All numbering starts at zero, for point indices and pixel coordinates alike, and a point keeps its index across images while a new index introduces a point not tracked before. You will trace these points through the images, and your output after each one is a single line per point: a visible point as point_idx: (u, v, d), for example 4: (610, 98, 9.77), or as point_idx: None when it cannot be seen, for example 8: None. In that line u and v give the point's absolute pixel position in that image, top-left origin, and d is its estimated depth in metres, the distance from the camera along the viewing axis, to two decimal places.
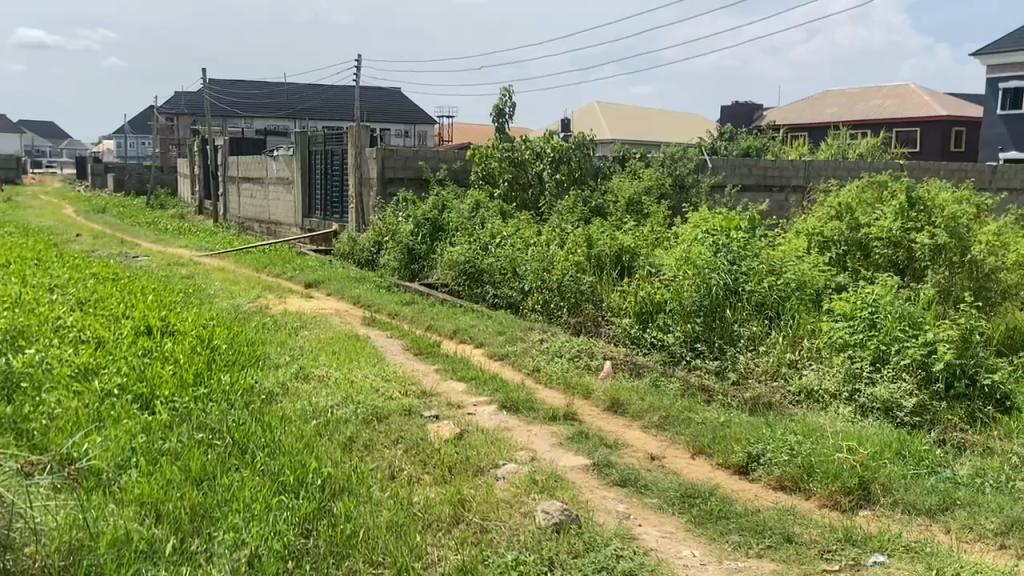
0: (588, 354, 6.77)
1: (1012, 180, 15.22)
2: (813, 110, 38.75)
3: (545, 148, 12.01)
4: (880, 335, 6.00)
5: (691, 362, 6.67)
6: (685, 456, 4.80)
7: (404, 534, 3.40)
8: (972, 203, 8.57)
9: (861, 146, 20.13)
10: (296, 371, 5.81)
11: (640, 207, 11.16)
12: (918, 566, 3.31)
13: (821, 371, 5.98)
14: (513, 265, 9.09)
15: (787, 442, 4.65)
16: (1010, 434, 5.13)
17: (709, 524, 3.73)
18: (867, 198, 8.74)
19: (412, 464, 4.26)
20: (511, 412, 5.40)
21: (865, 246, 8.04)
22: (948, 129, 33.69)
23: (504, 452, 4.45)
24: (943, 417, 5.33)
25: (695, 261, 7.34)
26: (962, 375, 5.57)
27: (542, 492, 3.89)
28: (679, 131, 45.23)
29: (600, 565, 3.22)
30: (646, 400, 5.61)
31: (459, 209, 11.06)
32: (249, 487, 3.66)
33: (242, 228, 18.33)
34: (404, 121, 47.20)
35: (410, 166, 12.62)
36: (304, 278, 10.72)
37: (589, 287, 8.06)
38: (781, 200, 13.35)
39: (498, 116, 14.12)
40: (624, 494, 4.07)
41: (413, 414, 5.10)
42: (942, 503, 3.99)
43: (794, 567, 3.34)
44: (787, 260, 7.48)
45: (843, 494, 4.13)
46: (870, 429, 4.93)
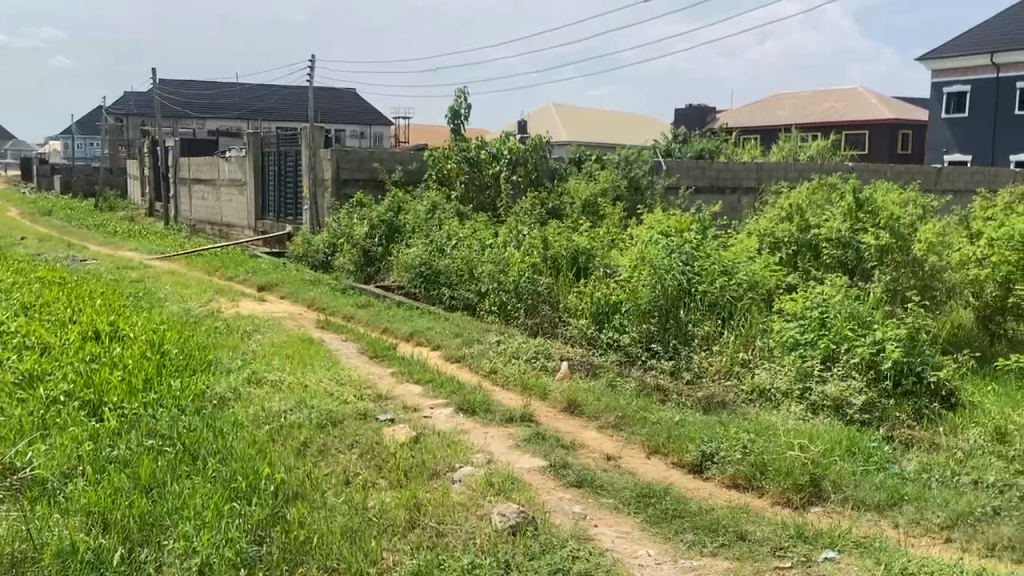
0: (546, 354, 6.79)
1: (956, 181, 15.61)
2: (765, 113, 39.35)
3: (501, 149, 11.99)
4: (830, 334, 6.10)
5: (646, 362, 6.73)
6: (640, 455, 4.83)
7: (359, 539, 3.36)
8: (918, 204, 8.75)
9: (812, 148, 20.53)
10: (248, 376, 5.71)
11: (596, 209, 11.24)
12: (866, 561, 3.36)
13: (772, 371, 6.08)
14: (470, 267, 9.07)
15: (741, 441, 4.70)
16: (955, 429, 5.25)
17: (664, 523, 3.76)
18: (817, 199, 8.89)
19: (367, 468, 4.22)
20: (468, 414, 5.39)
21: (815, 247, 8.18)
22: (896, 131, 34.46)
23: (460, 455, 4.44)
24: (892, 413, 5.43)
25: (650, 262, 7.42)
26: (909, 373, 5.66)
27: (498, 495, 3.89)
28: (634, 133, 45.53)
29: (555, 567, 3.21)
30: (602, 400, 5.64)
31: (416, 210, 11.01)
32: (200, 494, 3.60)
33: (194, 230, 18.02)
34: (359, 122, 46.90)
35: (365, 167, 12.51)
36: (258, 281, 10.59)
37: (545, 288, 8.10)
38: (733, 201, 13.49)
39: (454, 118, 14.09)
40: (580, 495, 4.09)
41: (368, 418, 5.07)
42: (891, 498, 4.07)
43: (747, 565, 3.38)
44: (739, 261, 7.57)
45: (795, 491, 4.19)
46: (821, 427, 5.01)
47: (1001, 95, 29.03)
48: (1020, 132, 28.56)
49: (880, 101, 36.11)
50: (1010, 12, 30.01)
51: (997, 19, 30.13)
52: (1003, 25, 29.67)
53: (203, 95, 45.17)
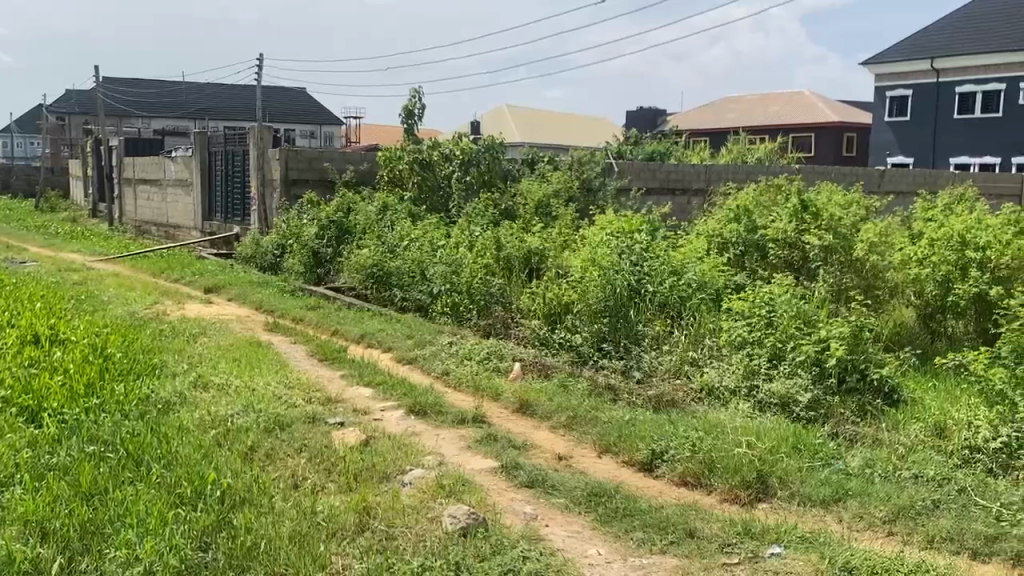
0: (498, 355, 6.79)
1: (898, 183, 15.98)
2: (715, 116, 39.94)
3: (453, 150, 11.95)
4: (776, 332, 6.19)
5: (598, 362, 6.78)
6: (591, 455, 4.86)
7: (307, 544, 3.32)
8: (861, 205, 8.95)
9: (760, 151, 20.87)
10: (194, 380, 5.61)
11: (548, 210, 11.30)
12: (811, 556, 3.42)
13: (721, 369, 6.18)
14: (422, 268, 9.02)
15: (690, 439, 4.76)
16: (898, 425, 5.36)
17: (614, 522, 3.78)
18: (764, 200, 9.05)
19: (316, 472, 4.17)
20: (419, 416, 5.36)
21: (761, 247, 8.35)
22: (841, 134, 35.21)
23: (412, 457, 4.41)
24: (836, 410, 5.52)
25: (601, 263, 7.47)
26: (853, 370, 5.77)
27: (449, 497, 3.87)
28: (586, 134, 45.77)
29: (506, 568, 3.21)
30: (554, 401, 5.65)
31: (366, 211, 10.93)
32: (144, 501, 3.51)
33: (139, 232, 17.66)
34: (309, 122, 46.39)
35: (314, 167, 12.37)
36: (204, 283, 10.40)
37: (498, 289, 8.10)
38: (683, 202, 13.63)
39: (407, 117, 14.02)
40: (531, 495, 4.10)
41: (317, 421, 5.01)
42: (835, 494, 4.15)
43: (695, 562, 3.41)
44: (688, 261, 7.64)
45: (743, 488, 4.25)
46: (767, 424, 5.09)
47: (941, 99, 29.87)
48: (960, 135, 29.35)
49: (825, 104, 36.86)
50: (950, 19, 30.88)
51: (937, 25, 30.97)
52: (943, 31, 30.51)
53: (148, 94, 44.29)
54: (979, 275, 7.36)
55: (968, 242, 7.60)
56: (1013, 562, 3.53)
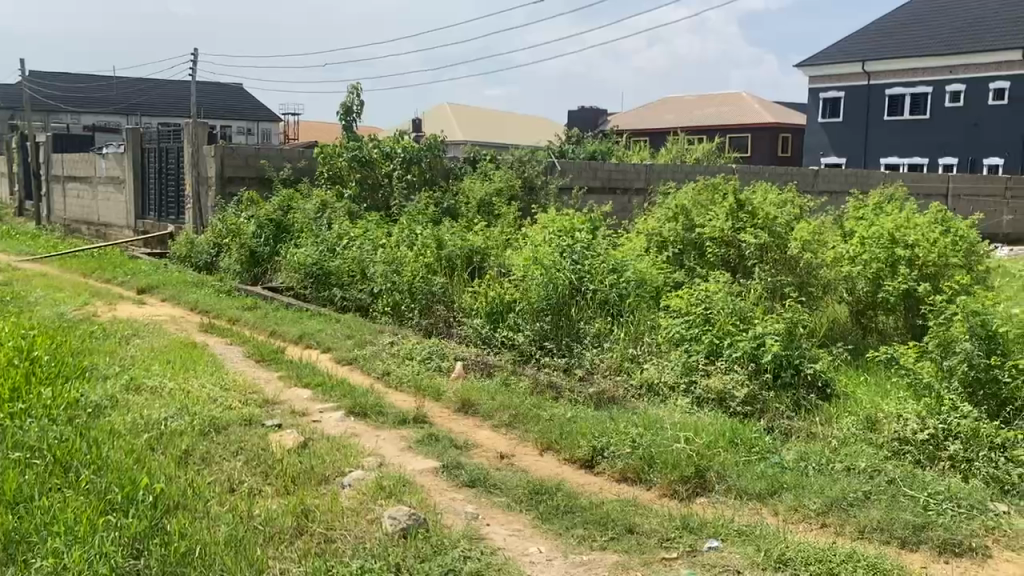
0: (440, 355, 6.76)
1: (831, 183, 16.39)
2: (654, 116, 40.43)
3: (394, 148, 11.92)
4: (713, 329, 6.28)
5: (540, 359, 6.80)
6: (533, 452, 4.87)
7: (244, 548, 3.26)
8: (795, 204, 9.14)
9: (698, 151, 21.20)
10: (126, 383, 5.44)
11: (490, 208, 11.34)
12: (747, 549, 3.48)
13: (660, 365, 6.27)
14: (361, 267, 8.93)
15: (629, 435, 4.80)
16: (831, 419, 5.50)
17: (555, 519, 3.79)
18: (702, 200, 9.19)
19: (252, 475, 4.09)
20: (359, 417, 5.31)
21: (699, 246, 8.49)
22: (776, 135, 35.96)
23: (351, 459, 4.36)
24: (772, 405, 5.64)
25: (542, 262, 7.51)
26: (788, 365, 5.88)
27: (389, 498, 3.84)
28: (528, 133, 45.88)
29: (447, 567, 3.19)
30: (495, 399, 5.64)
31: (305, 210, 10.77)
32: (72, 508, 3.40)
33: (68, 231, 17.13)
34: (246, 119, 45.60)
35: (251, 164, 12.15)
36: (136, 283, 10.14)
37: (439, 288, 8.07)
38: (624, 201, 13.68)
39: (346, 114, 13.88)
40: (472, 495, 4.08)
41: (253, 424, 4.92)
42: (771, 487, 4.23)
43: (635, 557, 3.45)
44: (628, 260, 7.70)
45: (681, 483, 4.32)
46: (705, 419, 5.17)
47: (872, 101, 30.75)
48: (890, 136, 30.21)
49: (761, 104, 37.61)
50: (880, 24, 31.82)
51: (867, 29, 31.88)
52: (873, 35, 31.42)
53: (78, 88, 43.04)
54: (908, 272, 7.59)
55: (897, 240, 7.82)
56: (939, 551, 3.65)
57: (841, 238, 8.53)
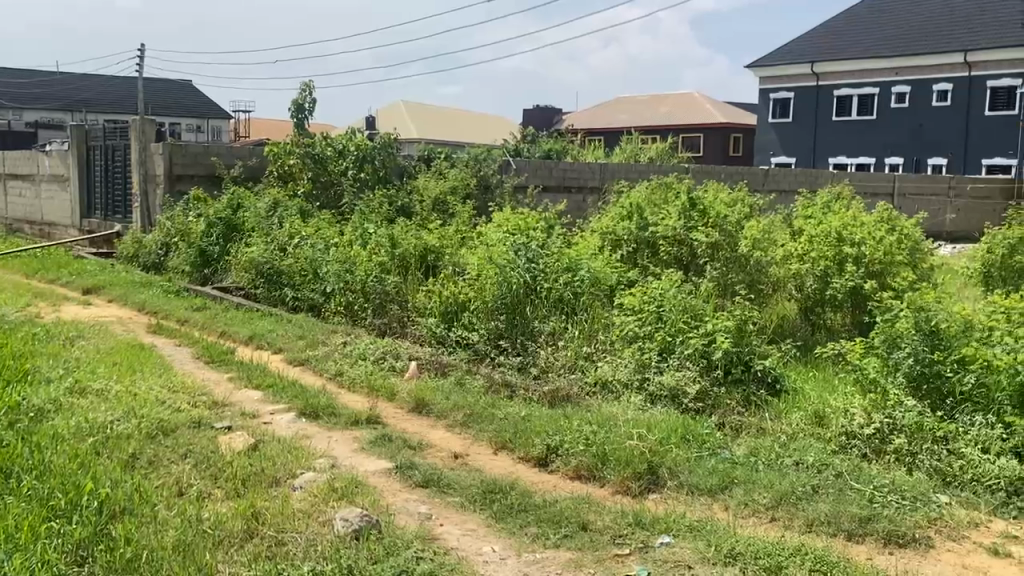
0: (393, 354, 6.71)
1: (781, 182, 16.66)
2: (608, 115, 40.69)
3: (347, 145, 11.86)
4: (665, 327, 6.34)
5: (495, 358, 6.80)
6: (487, 452, 4.87)
7: (193, 553, 3.20)
8: (746, 203, 9.27)
9: (652, 151, 21.41)
10: (70, 386, 5.31)
11: (445, 207, 11.31)
12: (698, 544, 3.52)
13: (613, 363, 6.31)
14: (313, 266, 8.84)
15: (583, 433, 4.82)
16: (780, 414, 5.59)
17: (510, 518, 3.80)
18: (655, 199, 9.28)
19: (202, 478, 4.03)
20: (311, 418, 5.25)
21: (652, 245, 8.57)
22: (727, 135, 36.44)
23: (302, 461, 4.31)
24: (723, 401, 5.72)
25: (496, 261, 7.51)
26: (738, 362, 5.98)
27: (341, 500, 3.80)
28: (483, 132, 45.86)
29: (399, 568, 3.18)
30: (450, 399, 5.63)
31: (256, 208, 10.64)
32: (13, 515, 3.31)
33: (10, 230, 16.67)
34: (196, 116, 44.80)
35: (200, 162, 11.95)
36: (82, 283, 9.92)
37: (393, 287, 8.02)
38: (579, 201, 13.68)
39: (297, 112, 13.74)
40: (426, 495, 4.07)
41: (203, 426, 4.85)
42: (722, 482, 4.29)
43: (588, 554, 3.46)
44: (582, 258, 7.75)
45: (634, 479, 4.35)
46: (658, 416, 5.22)
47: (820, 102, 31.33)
48: (838, 136, 30.79)
49: (713, 105, 38.06)
50: (827, 26, 32.46)
51: (815, 31, 32.49)
52: (820, 37, 32.04)
53: (20, 84, 41.89)
54: (854, 270, 7.76)
55: (844, 238, 7.98)
56: (883, 542, 3.73)
57: (791, 236, 8.68)
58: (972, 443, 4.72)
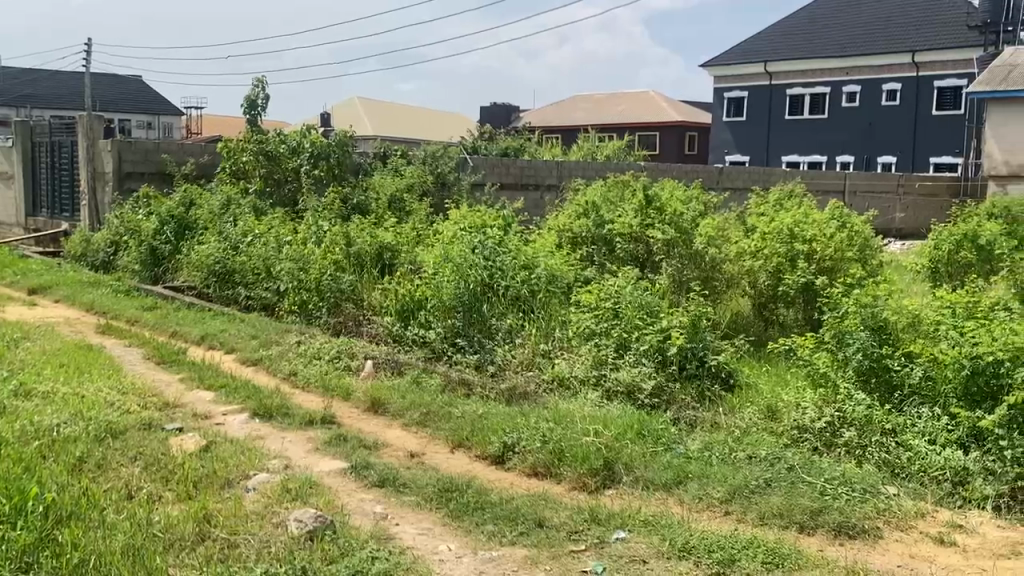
0: (349, 354, 6.66)
1: (735, 180, 16.86)
2: (565, 113, 40.80)
3: (301, 142, 11.65)
4: (621, 323, 6.39)
5: (452, 356, 6.79)
6: (444, 450, 4.86)
7: (142, 557, 3.14)
8: (700, 201, 9.36)
9: (608, 148, 21.53)
10: (13, 389, 5.17)
11: (401, 205, 11.24)
12: (653, 539, 3.55)
13: (570, 360, 6.33)
14: (267, 264, 8.73)
15: (540, 430, 4.83)
16: (733, 409, 5.67)
17: (466, 516, 3.79)
18: (611, 197, 9.34)
19: (151, 481, 3.95)
20: (264, 418, 5.19)
21: (609, 242, 8.63)
22: (683, 133, 36.81)
23: (255, 461, 4.26)
24: (678, 397, 5.77)
25: (453, 258, 7.48)
26: (692, 358, 6.06)
27: (295, 501, 3.76)
28: (440, 128, 45.71)
29: (354, 568, 3.15)
30: (406, 398, 5.61)
31: (208, 206, 10.47)
32: None
33: None
34: (146, 112, 43.95)
35: (150, 160, 11.71)
36: (27, 284, 9.67)
37: (348, 285, 7.96)
38: (536, 198, 13.68)
39: (250, 108, 13.54)
40: (381, 495, 4.04)
41: (153, 428, 4.76)
42: (676, 477, 4.33)
43: (544, 551, 3.47)
44: (539, 255, 7.76)
45: (590, 475, 4.38)
46: (614, 412, 5.26)
47: (773, 101, 31.79)
48: (791, 134, 31.25)
49: (669, 103, 38.39)
50: (779, 26, 32.93)
51: (767, 31, 32.94)
52: (773, 37, 32.49)
53: None
54: (806, 266, 7.87)
55: (795, 236, 8.09)
56: (834, 534, 3.80)
57: (745, 233, 8.78)
58: (919, 435, 4.81)
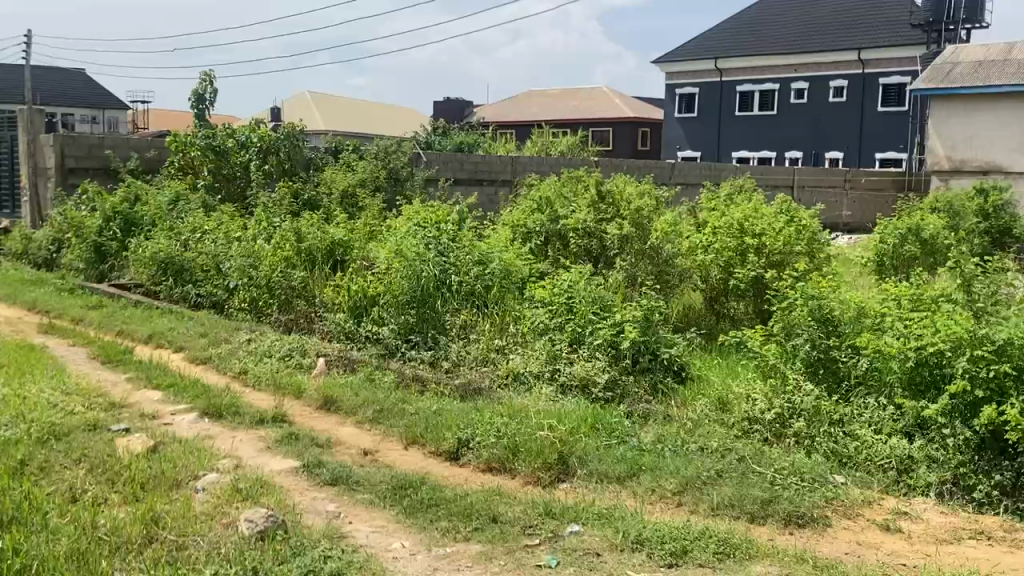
0: (301, 351, 6.58)
1: (686, 176, 17.04)
2: (518, 108, 40.80)
3: (250, 137, 11.50)
4: (575, 318, 6.41)
5: (405, 353, 6.76)
6: (398, 447, 4.83)
7: (88, 562, 3.07)
8: (653, 195, 9.42)
9: (562, 144, 21.61)
10: None
11: (354, 200, 11.15)
12: (607, 532, 3.57)
13: (525, 355, 6.34)
14: (216, 261, 8.60)
15: (495, 425, 4.83)
16: (686, 401, 5.74)
17: (420, 513, 3.77)
18: (565, 191, 9.37)
19: (97, 483, 3.86)
20: (214, 418, 5.11)
21: (563, 236, 8.68)
22: (635, 129, 37.07)
23: (205, 461, 4.19)
24: (631, 390, 5.83)
25: (406, 254, 7.43)
26: (645, 351, 6.12)
27: (246, 500, 3.72)
28: (394, 124, 45.43)
29: (306, 568, 3.11)
30: (359, 395, 5.57)
31: (155, 201, 10.26)
32: None
33: None
34: (90, 106, 42.91)
35: (94, 155, 11.40)
36: None
37: (299, 282, 7.86)
38: (490, 193, 13.68)
39: (197, 102, 13.30)
40: (335, 493, 4.01)
41: (99, 430, 4.65)
42: (630, 469, 4.37)
43: (498, 546, 3.47)
44: (492, 250, 7.75)
45: (545, 470, 4.40)
46: (568, 406, 5.28)
47: (723, 97, 32.19)
48: (741, 130, 31.66)
49: (621, 99, 38.60)
50: (728, 23, 33.35)
51: (717, 27, 33.33)
52: (722, 34, 32.90)
53: None
54: (756, 259, 7.96)
55: (745, 230, 8.20)
56: (784, 523, 3.87)
57: (696, 227, 8.88)
58: (866, 424, 4.92)
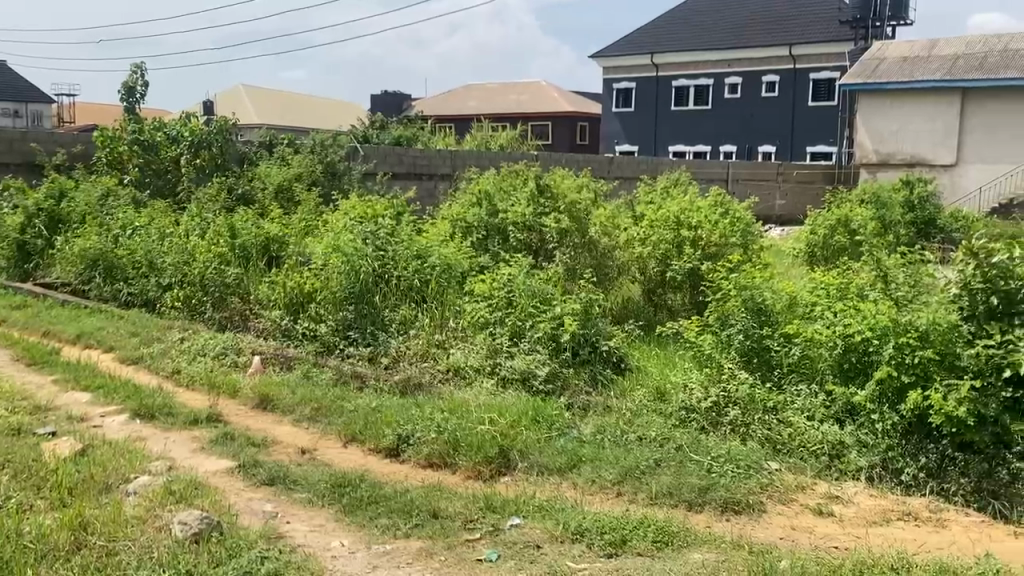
0: (235, 350, 6.45)
1: (624, 170, 17.20)
2: (457, 102, 40.65)
3: (181, 131, 11.21)
4: (514, 312, 6.42)
5: (344, 349, 6.69)
6: (336, 445, 4.78)
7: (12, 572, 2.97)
8: (591, 188, 9.47)
9: (502, 137, 21.59)
10: None
11: (289, 194, 10.97)
12: (548, 523, 3.59)
13: (466, 349, 6.32)
14: (148, 259, 8.37)
15: (435, 421, 4.80)
16: (624, 392, 5.80)
17: (359, 511, 3.74)
18: (504, 184, 9.36)
19: (21, 490, 3.73)
20: (145, 419, 4.98)
21: (502, 230, 8.67)
22: (574, 123, 37.26)
23: (136, 464, 4.09)
24: (571, 382, 5.86)
25: (343, 249, 7.33)
26: (585, 344, 6.17)
27: (179, 503, 3.63)
28: (331, 118, 44.88)
29: (243, 569, 3.06)
30: (296, 393, 5.49)
31: (82, 197, 9.93)
32: None
33: None
34: (13, 100, 41.35)
35: (16, 149, 10.86)
36: None
37: (233, 279, 7.71)
38: (430, 187, 13.59)
39: (127, 96, 12.94)
40: (271, 493, 3.94)
41: (23, 434, 4.49)
42: (570, 461, 4.40)
43: (438, 542, 3.45)
44: (431, 244, 7.70)
45: (485, 464, 4.41)
46: (509, 399, 5.29)
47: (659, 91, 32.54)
48: (677, 124, 32.06)
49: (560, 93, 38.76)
50: (663, 19, 33.73)
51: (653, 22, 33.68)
52: (658, 29, 33.26)
53: None
54: (693, 251, 8.07)
55: (682, 223, 8.30)
56: (721, 510, 3.94)
57: (632, 219, 8.97)
58: (799, 411, 5.03)
